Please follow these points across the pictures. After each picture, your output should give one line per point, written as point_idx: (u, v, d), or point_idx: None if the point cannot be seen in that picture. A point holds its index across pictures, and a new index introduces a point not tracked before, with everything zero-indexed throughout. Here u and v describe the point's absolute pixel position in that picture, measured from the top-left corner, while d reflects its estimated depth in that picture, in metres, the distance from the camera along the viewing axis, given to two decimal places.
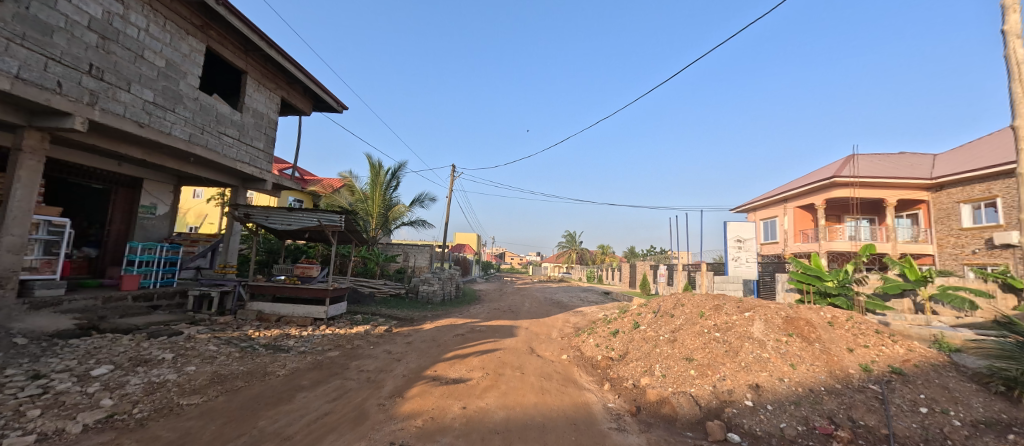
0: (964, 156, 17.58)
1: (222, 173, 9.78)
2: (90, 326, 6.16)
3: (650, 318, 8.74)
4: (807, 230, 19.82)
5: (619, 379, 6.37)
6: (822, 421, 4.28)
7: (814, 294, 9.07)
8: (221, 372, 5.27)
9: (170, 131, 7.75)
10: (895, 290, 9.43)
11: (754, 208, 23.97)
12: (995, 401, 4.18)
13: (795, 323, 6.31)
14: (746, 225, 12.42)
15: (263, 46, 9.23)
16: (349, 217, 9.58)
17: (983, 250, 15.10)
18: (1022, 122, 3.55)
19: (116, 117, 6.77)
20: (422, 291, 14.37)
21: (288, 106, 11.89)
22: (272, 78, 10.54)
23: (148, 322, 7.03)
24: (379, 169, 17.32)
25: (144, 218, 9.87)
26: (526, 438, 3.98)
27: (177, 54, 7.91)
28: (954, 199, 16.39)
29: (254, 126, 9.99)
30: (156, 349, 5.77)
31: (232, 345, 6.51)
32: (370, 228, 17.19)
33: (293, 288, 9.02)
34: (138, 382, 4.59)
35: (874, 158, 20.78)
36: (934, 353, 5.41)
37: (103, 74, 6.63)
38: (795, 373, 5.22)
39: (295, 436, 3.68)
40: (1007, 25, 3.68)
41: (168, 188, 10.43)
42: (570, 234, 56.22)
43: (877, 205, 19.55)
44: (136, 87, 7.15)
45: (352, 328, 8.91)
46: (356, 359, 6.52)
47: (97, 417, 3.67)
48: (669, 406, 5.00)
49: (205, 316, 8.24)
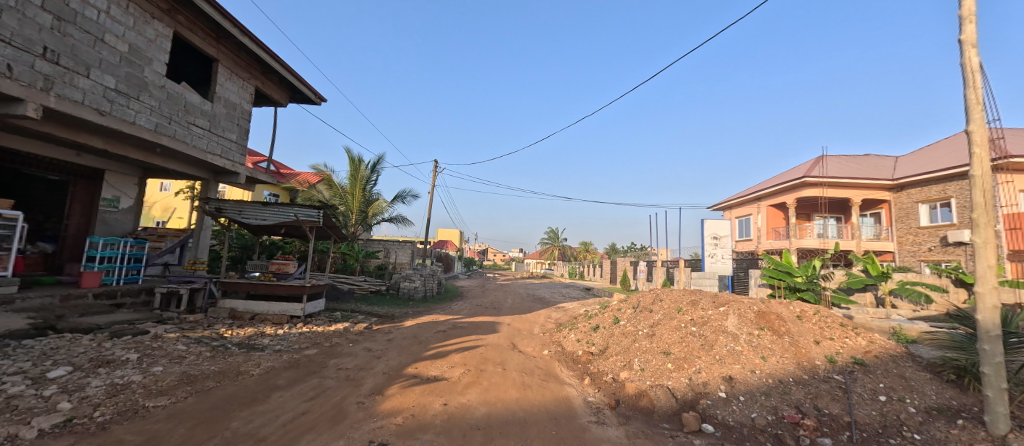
0: (924, 158, 18.48)
1: (191, 165, 9.33)
2: (47, 326, 5.81)
3: (629, 313, 8.90)
4: (779, 227, 20.65)
5: (599, 373, 6.46)
6: (790, 410, 4.47)
7: (784, 289, 9.48)
8: (191, 372, 5.07)
9: (134, 121, 7.35)
10: (859, 284, 9.90)
11: (730, 206, 24.78)
12: (947, 388, 4.47)
13: (766, 317, 6.54)
14: (722, 222, 12.77)
15: (236, 33, 8.86)
16: (329, 212, 9.38)
17: (938, 247, 16.00)
18: (976, 126, 3.74)
19: (74, 104, 6.38)
20: (403, 287, 14.23)
21: (262, 97, 11.48)
22: (245, 67, 10.14)
23: (111, 320, 6.71)
24: (359, 163, 17.01)
25: (105, 211, 9.36)
26: (507, 433, 4.00)
27: (141, 39, 7.52)
28: (913, 199, 17.23)
29: (226, 117, 9.59)
30: (120, 349, 5.51)
31: (203, 344, 6.29)
32: (349, 223, 16.88)
33: (268, 285, 8.79)
34: (100, 384, 4.36)
35: (842, 159, 21.64)
36: (894, 344, 5.72)
37: (58, 58, 6.24)
38: (766, 364, 5.41)
39: (269, 437, 3.58)
40: (964, 35, 3.88)
41: (132, 181, 9.95)
42: (553, 229, 56.73)
43: (844, 204, 20.46)
44: (97, 73, 6.77)
45: (330, 325, 8.74)
46: (336, 357, 6.40)
47: (54, 421, 3.48)
48: (647, 399, 5.12)
49: (173, 314, 7.90)
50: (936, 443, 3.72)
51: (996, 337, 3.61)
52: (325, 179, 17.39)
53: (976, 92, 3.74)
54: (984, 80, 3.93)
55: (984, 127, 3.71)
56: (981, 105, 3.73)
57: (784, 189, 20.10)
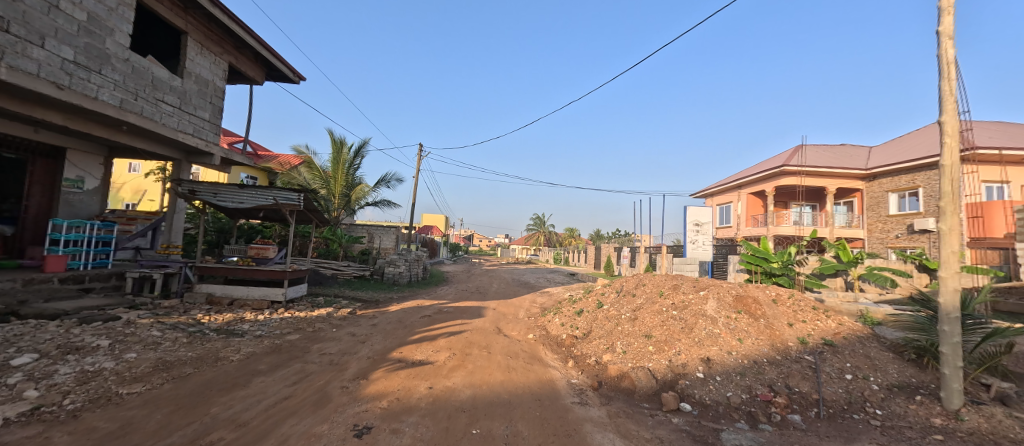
0: (895, 149, 19.14)
1: (161, 144, 8.88)
2: (8, 312, 5.55)
3: (613, 297, 9.05)
4: (758, 214, 21.19)
5: (583, 355, 6.57)
6: (763, 388, 4.65)
7: (761, 274, 9.79)
8: (167, 358, 4.94)
9: (96, 96, 6.92)
10: (831, 270, 10.29)
11: (711, 193, 25.28)
12: (907, 367, 4.74)
13: (744, 300, 6.74)
14: (704, 209, 13.01)
15: (205, 3, 8.40)
16: (309, 195, 9.13)
17: (905, 235, 16.73)
18: (948, 117, 3.87)
19: (29, 76, 5.96)
20: (387, 272, 14.13)
21: (236, 73, 10.96)
22: (217, 41, 9.64)
23: (80, 306, 6.45)
24: (341, 146, 16.57)
25: (68, 192, 8.86)
26: (492, 414, 4.04)
27: (101, 8, 7.05)
28: (884, 189, 17.87)
29: (197, 94, 9.14)
30: (90, 335, 5.30)
31: (179, 330, 6.11)
32: (332, 207, 16.55)
33: (246, 269, 8.59)
34: (69, 371, 4.20)
35: (820, 149, 22.24)
36: (861, 326, 5.99)
37: (8, 25, 5.80)
38: (742, 346, 5.59)
39: (251, 421, 3.53)
40: (942, 26, 3.95)
41: (97, 160, 9.45)
42: (539, 215, 56.98)
43: (819, 192, 21.09)
44: (52, 42, 6.33)
45: (313, 311, 8.62)
46: (318, 342, 6.31)
47: (20, 410, 3.34)
48: (629, 380, 5.24)
49: (147, 299, 7.65)
50: (896, 417, 3.95)
51: (955, 319, 3.79)
52: (306, 162, 16.87)
53: (950, 83, 3.85)
54: (958, 71, 4.04)
55: (956, 117, 3.82)
56: (954, 96, 3.84)
57: (764, 177, 20.57)
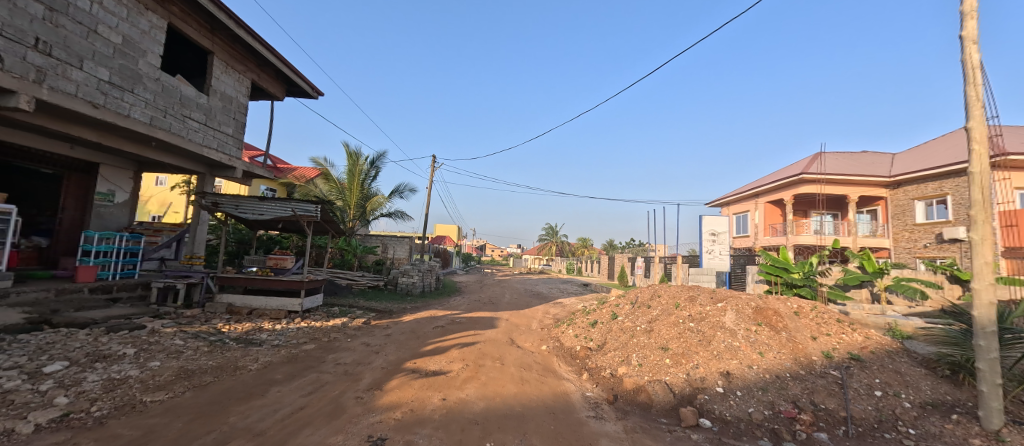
0: (920, 155, 18.56)
1: (186, 159, 9.21)
2: (42, 320, 5.78)
3: (628, 309, 8.91)
4: (776, 224, 20.75)
5: (597, 368, 6.47)
6: (787, 405, 4.50)
7: (781, 285, 9.54)
8: (189, 367, 5.05)
9: (128, 114, 7.26)
10: (856, 281, 9.94)
11: (728, 202, 24.83)
12: (941, 384, 4.52)
13: (764, 312, 6.57)
14: (720, 219, 12.79)
15: (231, 25, 8.76)
16: (326, 207, 9.32)
17: (934, 244, 16.08)
18: (975, 123, 3.75)
19: (67, 96, 6.30)
20: (401, 282, 14.25)
21: (258, 90, 11.36)
22: (241, 60, 10.02)
23: (108, 315, 6.67)
24: (357, 158, 16.91)
25: (101, 205, 9.26)
26: (505, 427, 4.00)
27: (135, 31, 7.44)
28: (909, 196, 17.29)
29: (222, 110, 9.50)
30: (117, 343, 5.48)
31: (200, 339, 6.26)
32: (347, 218, 16.83)
33: (265, 279, 8.76)
34: (97, 379, 4.34)
35: (840, 156, 21.71)
36: (889, 340, 5.76)
37: (50, 49, 6.16)
38: (764, 360, 5.43)
39: (268, 431, 3.57)
40: (966, 30, 3.86)
41: (128, 175, 9.88)
42: (552, 225, 56.87)
43: (841, 201, 20.55)
44: (90, 65, 6.69)
45: (328, 320, 8.73)
46: (333, 352, 6.38)
47: (51, 416, 3.46)
48: (645, 394, 5.15)
49: (171, 309, 7.86)
50: (931, 437, 3.76)
51: (992, 333, 3.62)
52: (323, 174, 17.26)
53: (976, 88, 3.74)
54: (984, 76, 3.93)
55: (983, 123, 3.71)
56: (981, 102, 3.72)
57: (782, 185, 20.17)
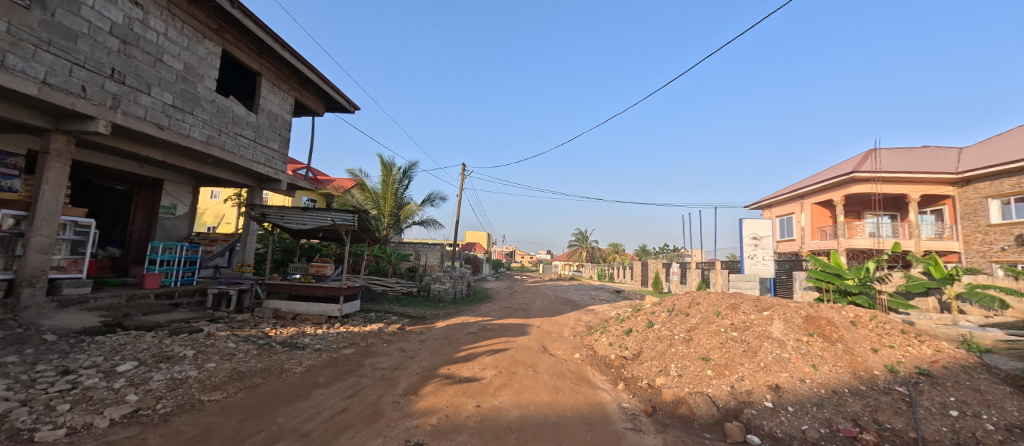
0: (992, 149, 16.91)
1: (237, 173, 9.88)
2: (115, 323, 6.35)
3: (664, 317, 8.63)
4: (826, 226, 19.52)
5: (634, 378, 6.31)
6: (846, 423, 4.18)
7: (833, 292, 8.94)
8: (240, 369, 5.38)
9: (188, 134, 7.90)
10: (921, 288, 9.14)
11: (770, 205, 23.62)
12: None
13: (815, 322, 6.17)
14: (763, 222, 12.18)
15: (277, 48, 9.36)
16: (364, 216, 9.70)
17: (1013, 247, 14.52)
18: None
19: (137, 120, 6.94)
20: (434, 289, 14.52)
21: (301, 107, 12.03)
22: (286, 79, 10.67)
23: (170, 319, 7.21)
24: (391, 168, 17.51)
25: (164, 218, 10.16)
26: (540, 436, 3.97)
27: (195, 58, 8.10)
28: (981, 194, 15.75)
29: (269, 127, 10.14)
30: (178, 346, 5.92)
31: (250, 342, 6.65)
32: (382, 226, 17.40)
33: (308, 286, 9.18)
34: (162, 378, 4.71)
35: (896, 153, 20.16)
36: (964, 354, 5.24)
37: (124, 78, 6.82)
38: (817, 373, 5.09)
39: (312, 432, 3.73)
40: None
41: (188, 189, 10.72)
42: (583, 231, 56.21)
43: (899, 201, 19.05)
44: (156, 90, 7.35)
45: (366, 326, 9.02)
46: (371, 357, 6.59)
47: (123, 412, 3.78)
48: (686, 406, 4.96)
49: (225, 314, 8.40)
50: None
51: None
52: (359, 184, 17.97)
53: None
54: None
55: None
56: None
57: (831, 185, 18.96)
